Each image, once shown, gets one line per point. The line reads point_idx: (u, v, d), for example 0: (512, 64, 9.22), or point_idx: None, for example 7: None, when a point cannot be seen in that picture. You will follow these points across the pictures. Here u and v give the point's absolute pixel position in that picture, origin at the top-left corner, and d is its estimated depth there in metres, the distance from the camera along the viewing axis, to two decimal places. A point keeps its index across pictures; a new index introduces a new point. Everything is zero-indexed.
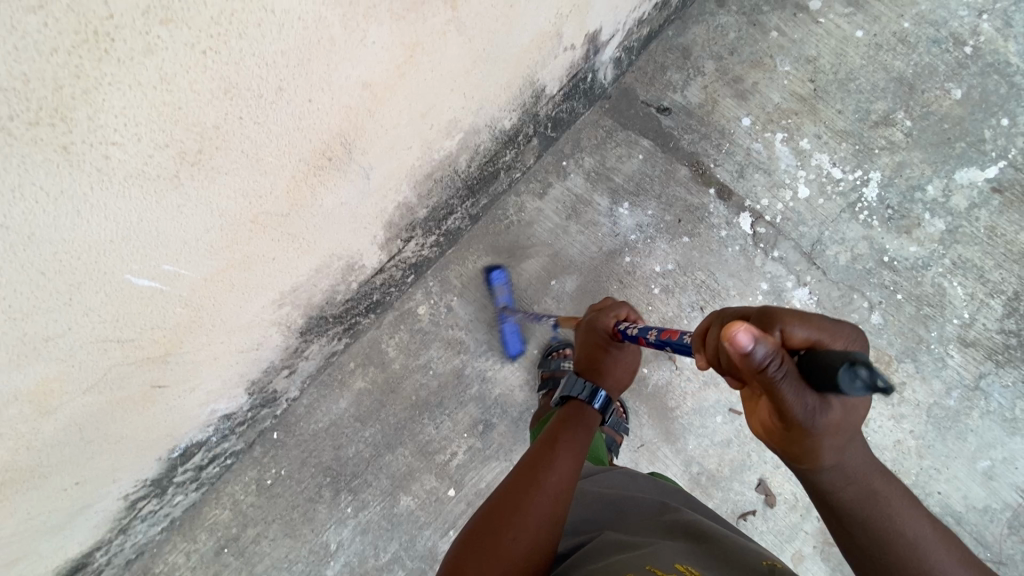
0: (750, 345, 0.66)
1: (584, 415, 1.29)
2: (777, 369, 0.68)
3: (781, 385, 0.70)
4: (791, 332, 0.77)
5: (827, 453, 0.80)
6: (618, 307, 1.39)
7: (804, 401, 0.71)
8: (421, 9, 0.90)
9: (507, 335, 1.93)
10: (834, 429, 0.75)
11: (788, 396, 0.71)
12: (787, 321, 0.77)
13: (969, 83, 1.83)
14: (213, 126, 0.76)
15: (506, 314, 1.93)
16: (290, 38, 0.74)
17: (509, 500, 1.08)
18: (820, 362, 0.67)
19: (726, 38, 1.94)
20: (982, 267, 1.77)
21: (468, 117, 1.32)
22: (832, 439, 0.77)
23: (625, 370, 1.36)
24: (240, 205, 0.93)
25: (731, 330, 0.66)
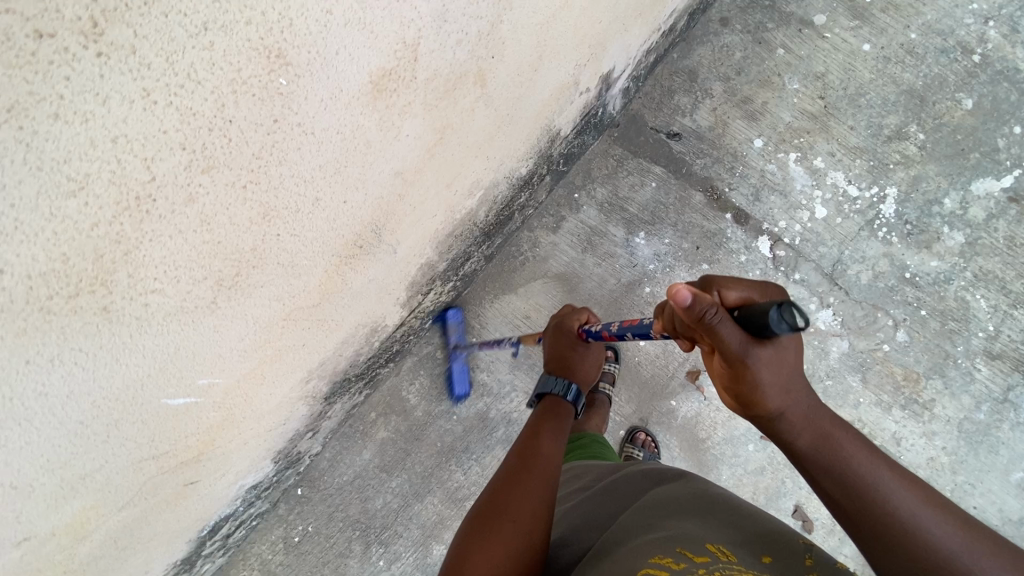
0: (688, 299, 0.67)
1: (559, 407, 1.24)
2: (716, 317, 0.69)
3: (722, 332, 0.70)
4: (727, 291, 0.74)
5: (770, 393, 0.77)
6: (579, 312, 1.37)
7: (740, 345, 0.71)
8: (453, 95, 0.85)
9: (454, 376, 1.90)
10: (776, 372, 0.76)
11: (728, 344, 0.71)
12: (722, 281, 0.75)
13: (979, 92, 1.82)
14: (250, 249, 0.71)
15: (457, 352, 1.90)
16: (329, 152, 0.70)
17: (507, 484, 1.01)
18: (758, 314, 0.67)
19: (732, 58, 1.91)
20: (1003, 278, 1.77)
21: (490, 174, 1.28)
22: (770, 381, 0.76)
23: (593, 366, 1.33)
24: (273, 308, 0.88)
25: (671, 286, 0.68)
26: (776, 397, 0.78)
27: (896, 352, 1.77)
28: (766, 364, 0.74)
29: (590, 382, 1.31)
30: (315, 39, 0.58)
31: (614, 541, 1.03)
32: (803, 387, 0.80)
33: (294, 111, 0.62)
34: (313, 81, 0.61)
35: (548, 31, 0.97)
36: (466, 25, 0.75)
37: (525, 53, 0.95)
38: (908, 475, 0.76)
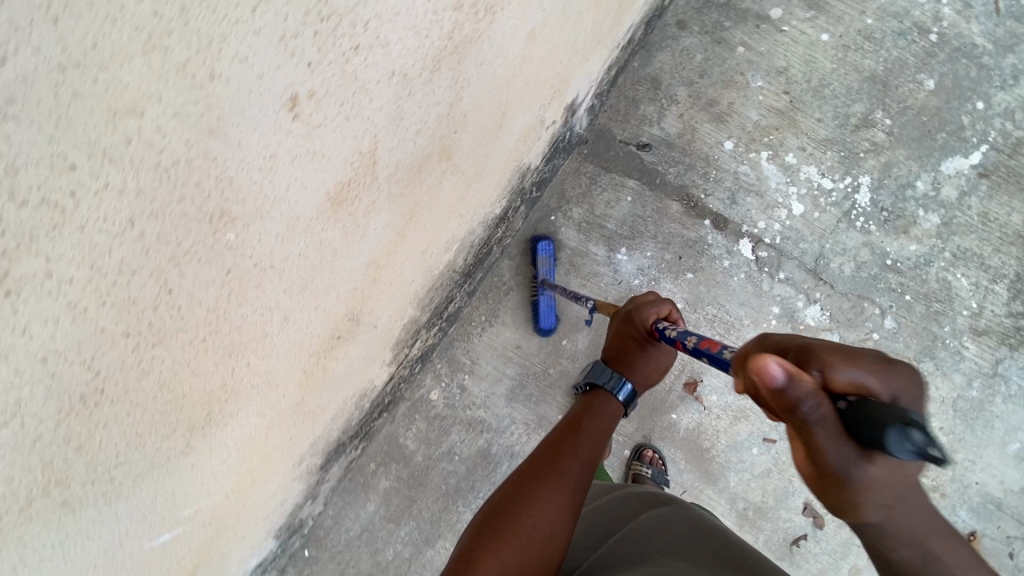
0: (779, 381, 0.56)
1: (604, 404, 1.17)
2: (812, 408, 0.57)
3: (815, 431, 0.58)
4: (835, 374, 0.61)
5: (874, 513, 0.63)
6: (660, 304, 1.22)
7: (841, 452, 0.58)
8: (419, 177, 0.80)
9: (540, 309, 1.81)
10: (882, 486, 0.61)
11: (823, 444, 0.59)
12: (830, 358, 0.61)
13: (939, 71, 1.82)
14: (220, 388, 0.66)
15: (544, 287, 1.79)
16: (291, 275, 0.65)
17: (529, 476, 1.01)
18: (869, 415, 0.55)
19: (694, 61, 1.88)
20: (982, 254, 1.79)
21: (463, 228, 1.23)
22: (880, 500, 0.62)
23: (657, 370, 1.21)
24: (254, 422, 0.83)
25: (759, 362, 0.57)
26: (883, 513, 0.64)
27: (886, 341, 1.78)
28: (876, 480, 0.60)
29: (647, 386, 1.21)
30: (260, 184, 0.52)
31: (604, 572, 1.01)
32: (917, 497, 0.66)
33: (249, 256, 0.56)
34: (264, 222, 0.56)
35: (509, 88, 0.92)
36: (425, 113, 0.70)
37: (487, 115, 0.90)
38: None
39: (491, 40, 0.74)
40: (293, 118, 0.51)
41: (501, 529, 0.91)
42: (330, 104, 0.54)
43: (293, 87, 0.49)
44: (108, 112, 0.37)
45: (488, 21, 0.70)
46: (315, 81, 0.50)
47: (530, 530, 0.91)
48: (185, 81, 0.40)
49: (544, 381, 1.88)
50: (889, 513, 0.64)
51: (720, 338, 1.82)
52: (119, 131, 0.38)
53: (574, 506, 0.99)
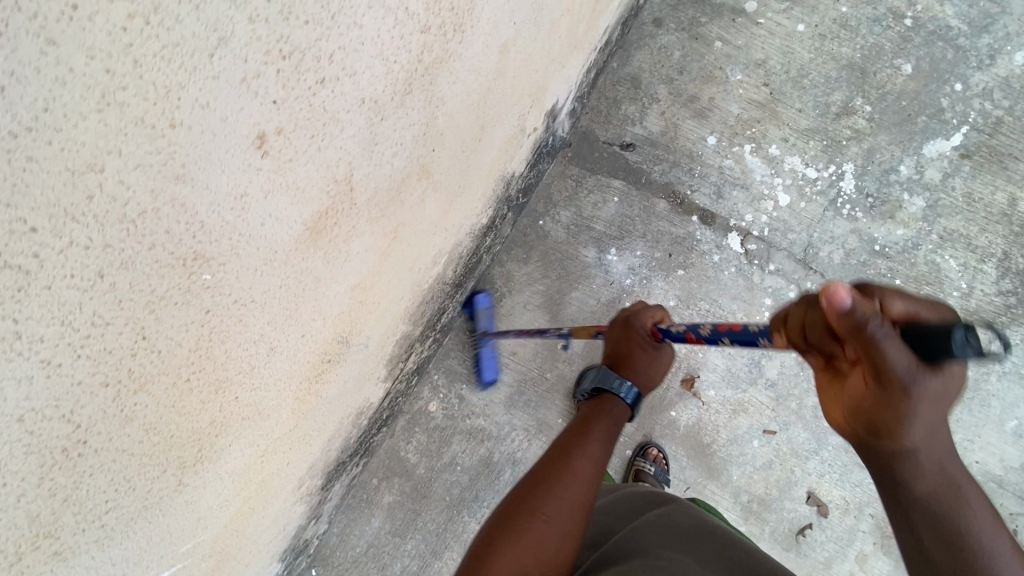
0: (851, 304, 0.55)
1: (611, 406, 1.18)
2: (879, 326, 0.56)
3: (885, 347, 0.57)
4: (890, 301, 0.61)
5: (915, 432, 0.66)
6: (654, 309, 1.24)
7: (908, 365, 0.58)
8: (399, 197, 0.80)
9: (483, 361, 1.84)
10: (934, 400, 0.62)
11: (892, 359, 0.57)
12: (881, 288, 0.62)
13: (916, 55, 1.83)
14: (209, 424, 0.66)
15: (484, 338, 1.83)
16: (274, 307, 0.64)
17: (543, 474, 1.01)
18: (931, 333, 0.55)
19: (672, 58, 1.88)
20: (968, 235, 1.80)
21: (451, 240, 1.23)
22: (925, 420, 0.64)
23: (659, 372, 1.23)
24: (249, 453, 0.82)
25: (829, 286, 0.55)
26: (921, 436, 0.67)
27: None
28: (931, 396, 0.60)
29: (650, 388, 1.22)
30: (234, 223, 0.53)
31: (609, 565, 1.00)
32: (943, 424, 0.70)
33: (229, 292, 0.57)
34: (241, 258, 0.56)
35: (486, 101, 0.91)
36: (400, 136, 0.70)
37: (465, 130, 0.89)
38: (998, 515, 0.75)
39: (462, 58, 0.73)
40: (262, 155, 0.52)
41: (517, 524, 0.92)
42: (300, 138, 0.54)
43: (259, 124, 0.49)
44: (65, 171, 0.38)
45: (458, 39, 0.69)
46: (281, 118, 0.51)
47: (545, 527, 0.92)
48: (144, 133, 0.41)
49: (542, 385, 1.88)
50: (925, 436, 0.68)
51: (715, 332, 1.82)
52: (79, 188, 0.39)
53: (588, 502, 0.99)
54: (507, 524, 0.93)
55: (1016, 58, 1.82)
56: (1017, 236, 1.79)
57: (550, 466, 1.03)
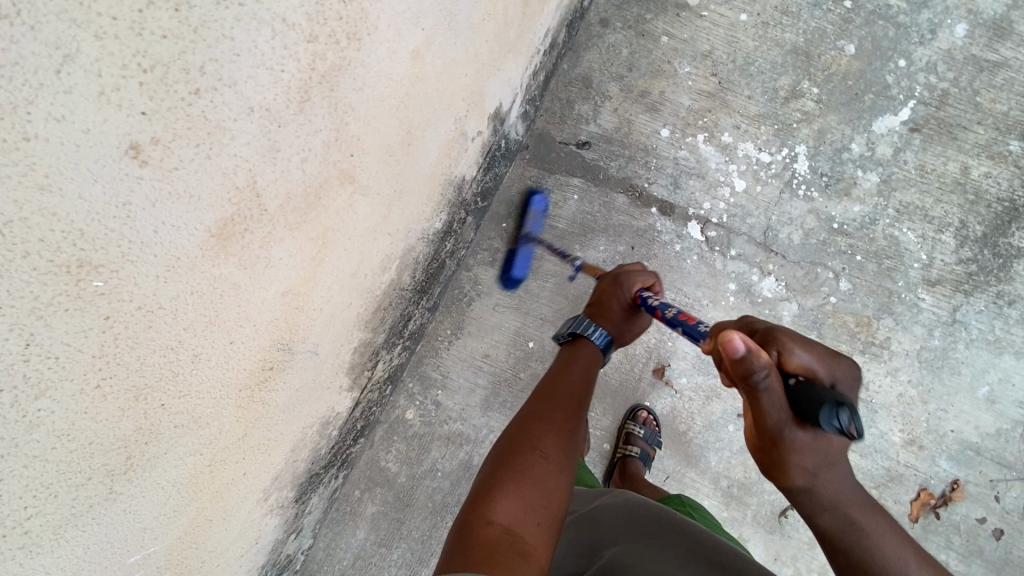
0: (742, 352, 0.82)
1: (586, 350, 1.24)
2: (764, 379, 0.82)
3: (764, 397, 0.83)
4: (789, 356, 0.88)
5: (798, 473, 0.86)
6: (646, 273, 1.32)
7: (778, 417, 0.83)
8: (320, 203, 0.82)
9: (517, 257, 1.87)
10: (809, 451, 0.85)
11: (770, 410, 0.83)
12: (786, 345, 0.89)
13: (858, 35, 1.86)
14: (135, 431, 0.67)
15: (529, 239, 1.87)
16: (188, 315, 0.66)
17: (532, 417, 1.06)
18: (807, 394, 0.81)
19: (620, 56, 1.92)
20: (924, 206, 1.82)
21: (400, 245, 1.25)
22: (805, 462, 0.85)
23: (631, 332, 1.30)
24: (192, 462, 0.84)
25: (728, 335, 0.82)
26: (808, 475, 0.87)
27: (843, 303, 1.82)
28: (804, 444, 0.84)
29: (621, 341, 1.29)
30: (121, 231, 0.53)
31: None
32: (837, 468, 0.88)
33: (129, 299, 0.57)
34: (139, 265, 0.56)
35: (408, 106, 0.94)
36: (307, 142, 0.72)
37: (388, 135, 0.92)
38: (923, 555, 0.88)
39: (366, 65, 0.76)
40: (141, 165, 0.52)
41: (518, 464, 0.96)
42: (181, 147, 0.55)
43: (130, 134, 0.50)
44: None
45: (355, 47, 0.72)
46: (156, 127, 0.52)
47: (544, 462, 0.97)
48: None
49: (517, 385, 1.90)
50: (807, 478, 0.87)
51: None
52: None
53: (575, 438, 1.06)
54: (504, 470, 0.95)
55: (958, 30, 1.83)
56: (973, 204, 1.81)
57: (536, 409, 1.09)
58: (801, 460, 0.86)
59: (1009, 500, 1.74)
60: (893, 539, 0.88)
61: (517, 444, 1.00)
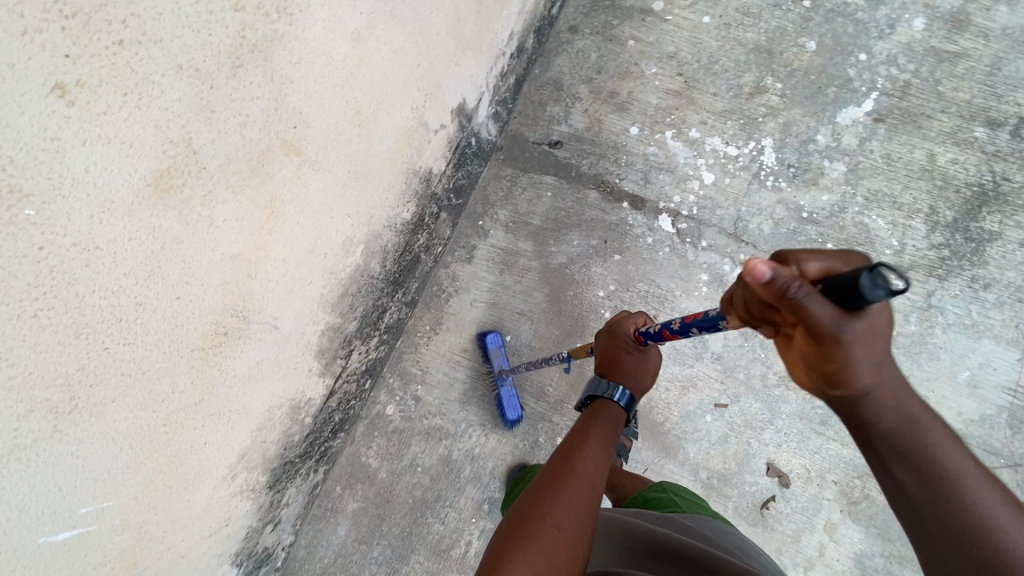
0: (769, 276, 0.69)
1: (607, 410, 1.20)
2: (800, 290, 0.69)
3: (808, 304, 0.69)
4: (806, 263, 0.74)
5: (866, 373, 0.75)
6: (636, 314, 1.29)
7: (834, 321, 0.69)
8: (265, 170, 0.89)
9: (505, 400, 1.85)
10: (870, 349, 0.73)
11: (821, 321, 0.70)
12: (798, 253, 0.74)
13: (818, 32, 1.92)
14: (78, 370, 0.72)
15: (503, 377, 1.84)
16: (129, 261, 0.72)
17: (546, 481, 1.00)
18: (844, 282, 0.66)
19: (589, 60, 1.99)
20: (893, 193, 1.84)
21: (363, 230, 1.31)
22: (864, 362, 0.74)
23: (649, 372, 1.26)
24: (144, 417, 0.88)
25: (751, 263, 0.70)
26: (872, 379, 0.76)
27: None
28: (863, 340, 0.72)
29: (643, 389, 1.25)
30: (52, 164, 0.59)
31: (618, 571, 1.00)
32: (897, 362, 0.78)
33: (62, 233, 0.63)
34: (70, 201, 0.62)
35: (354, 87, 1.02)
36: (242, 108, 0.79)
37: (334, 114, 0.99)
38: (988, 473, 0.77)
39: (300, 39, 0.84)
40: (68, 105, 0.58)
41: (527, 532, 0.89)
42: (108, 92, 0.61)
43: (55, 75, 0.56)
44: None
45: (286, 21, 0.81)
46: (81, 71, 0.58)
47: (555, 531, 0.89)
48: None
49: (494, 379, 1.91)
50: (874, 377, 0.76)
51: (655, 312, 1.86)
52: None
53: (593, 504, 0.98)
54: (516, 527, 0.91)
55: (916, 24, 1.88)
56: (941, 190, 1.82)
57: (551, 474, 1.02)
58: (864, 361, 0.74)
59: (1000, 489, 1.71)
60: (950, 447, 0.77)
61: (531, 509, 0.94)
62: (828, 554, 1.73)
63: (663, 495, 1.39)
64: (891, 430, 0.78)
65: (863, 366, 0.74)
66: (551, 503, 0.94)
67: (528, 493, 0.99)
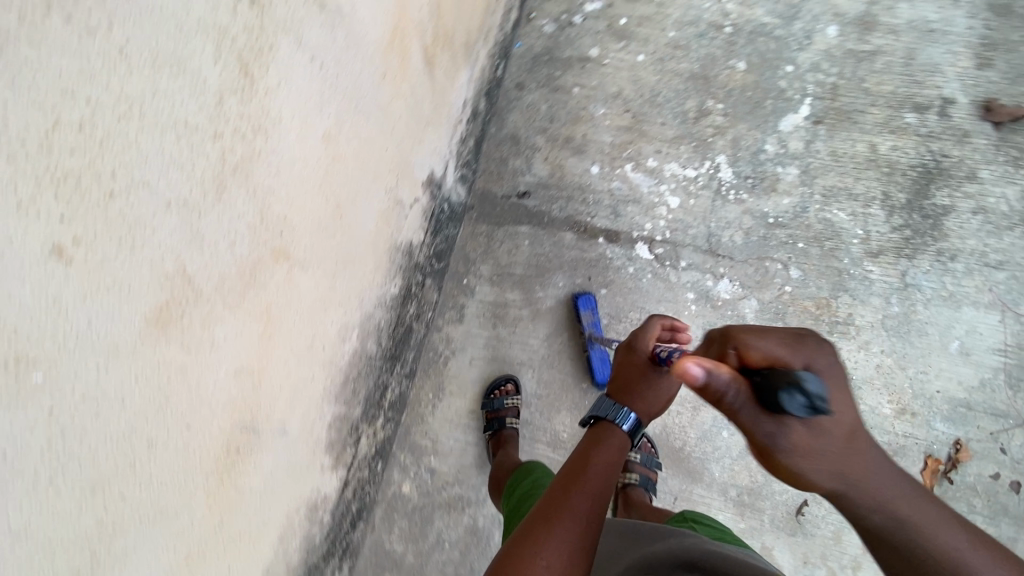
0: (699, 376, 0.83)
1: (610, 436, 1.17)
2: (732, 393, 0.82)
3: (741, 408, 0.82)
4: (748, 354, 0.86)
5: (826, 471, 0.81)
6: (652, 325, 1.25)
7: (765, 426, 0.81)
8: (258, 281, 0.90)
9: (596, 362, 1.84)
10: (818, 450, 0.81)
11: (752, 423, 0.82)
12: (743, 344, 0.87)
13: (745, 53, 2.06)
14: (96, 526, 0.69)
15: (594, 341, 1.84)
16: (136, 401, 0.71)
17: (540, 515, 1.02)
18: (770, 388, 0.78)
19: (540, 111, 2.09)
20: (847, 186, 1.94)
21: (355, 315, 1.31)
22: (817, 461, 0.81)
23: (662, 398, 1.21)
24: (166, 558, 0.84)
25: (680, 361, 0.84)
26: (836, 475, 0.81)
27: (798, 290, 1.89)
28: (805, 445, 0.81)
29: (650, 415, 1.20)
30: (55, 326, 0.57)
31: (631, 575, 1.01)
32: (864, 456, 0.83)
33: (70, 390, 0.61)
34: (75, 357, 0.61)
35: (330, 184, 1.04)
36: (231, 227, 0.80)
37: (315, 212, 1.01)
38: (993, 555, 0.77)
39: (277, 152, 0.86)
40: (66, 264, 0.57)
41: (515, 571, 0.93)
42: (103, 243, 0.61)
43: (53, 238, 0.55)
44: None
45: (264, 138, 0.83)
46: (76, 229, 0.57)
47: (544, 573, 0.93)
48: None
49: None
50: (839, 475, 0.81)
51: None
52: None
53: (586, 542, 0.99)
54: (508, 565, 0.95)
55: (830, 32, 2.04)
56: (889, 176, 1.93)
57: (547, 505, 1.04)
58: (818, 458, 0.81)
59: (1016, 449, 1.74)
60: (946, 534, 0.78)
61: (523, 546, 0.97)
62: None
63: (684, 524, 1.37)
64: (888, 527, 0.80)
65: (819, 465, 0.81)
66: (542, 542, 0.97)
67: (521, 527, 1.02)
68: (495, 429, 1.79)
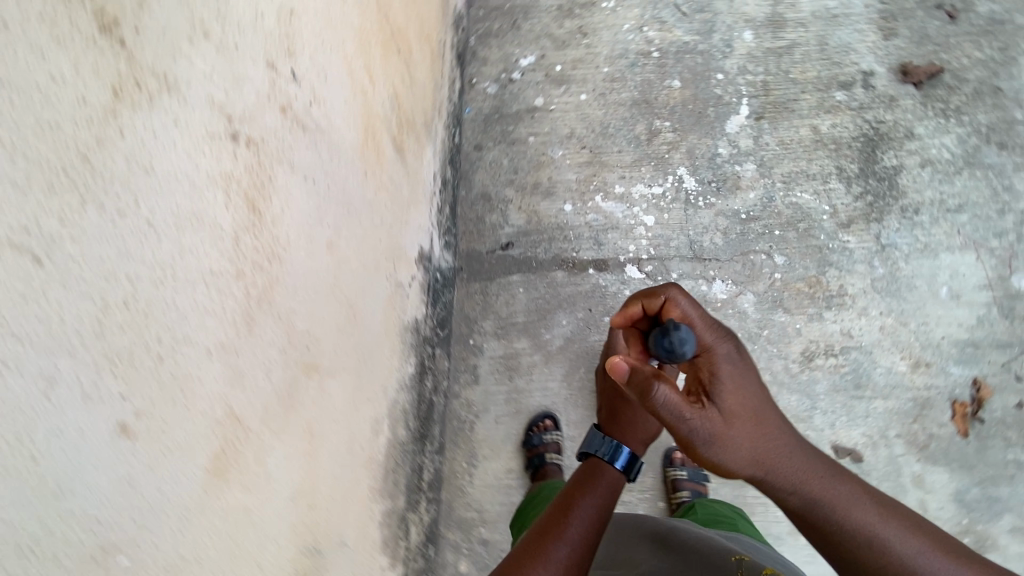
0: (625, 372, 1.01)
1: (606, 473, 1.17)
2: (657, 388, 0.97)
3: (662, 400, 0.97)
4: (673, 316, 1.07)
5: (740, 455, 0.95)
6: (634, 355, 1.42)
7: (683, 413, 0.97)
8: (296, 400, 0.90)
9: None
10: (729, 436, 0.96)
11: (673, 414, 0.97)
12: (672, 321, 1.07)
13: (676, 72, 2.20)
14: None
15: None
16: (212, 557, 0.69)
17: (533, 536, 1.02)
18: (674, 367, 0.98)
19: (503, 165, 2.17)
20: (803, 169, 2.06)
21: (383, 405, 1.31)
22: (730, 445, 0.95)
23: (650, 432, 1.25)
24: None
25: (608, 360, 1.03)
26: (751, 459, 0.95)
27: (788, 275, 1.96)
28: (718, 430, 0.96)
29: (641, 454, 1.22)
30: (131, 504, 0.57)
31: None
32: (774, 444, 0.96)
33: (154, 565, 0.60)
34: (152, 530, 0.60)
35: (340, 288, 1.07)
36: (264, 356, 0.81)
37: (332, 318, 1.03)
38: (905, 522, 0.87)
39: (291, 273, 0.89)
40: (131, 440, 0.57)
41: None
42: (160, 408, 0.61)
43: (117, 418, 0.55)
44: None
45: (278, 263, 0.85)
46: (134, 402, 0.58)
47: None
48: (15, 479, 0.45)
49: None
50: (753, 460, 0.95)
51: None
52: None
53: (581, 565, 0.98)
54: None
55: (747, 37, 2.21)
56: (837, 151, 2.06)
57: (540, 528, 1.04)
58: (733, 443, 0.95)
59: None
60: (859, 508, 0.89)
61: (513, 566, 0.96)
62: (931, 507, 1.76)
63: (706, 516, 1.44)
64: (806, 507, 0.92)
65: (733, 449, 0.95)
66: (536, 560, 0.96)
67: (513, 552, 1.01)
68: (536, 465, 1.81)
